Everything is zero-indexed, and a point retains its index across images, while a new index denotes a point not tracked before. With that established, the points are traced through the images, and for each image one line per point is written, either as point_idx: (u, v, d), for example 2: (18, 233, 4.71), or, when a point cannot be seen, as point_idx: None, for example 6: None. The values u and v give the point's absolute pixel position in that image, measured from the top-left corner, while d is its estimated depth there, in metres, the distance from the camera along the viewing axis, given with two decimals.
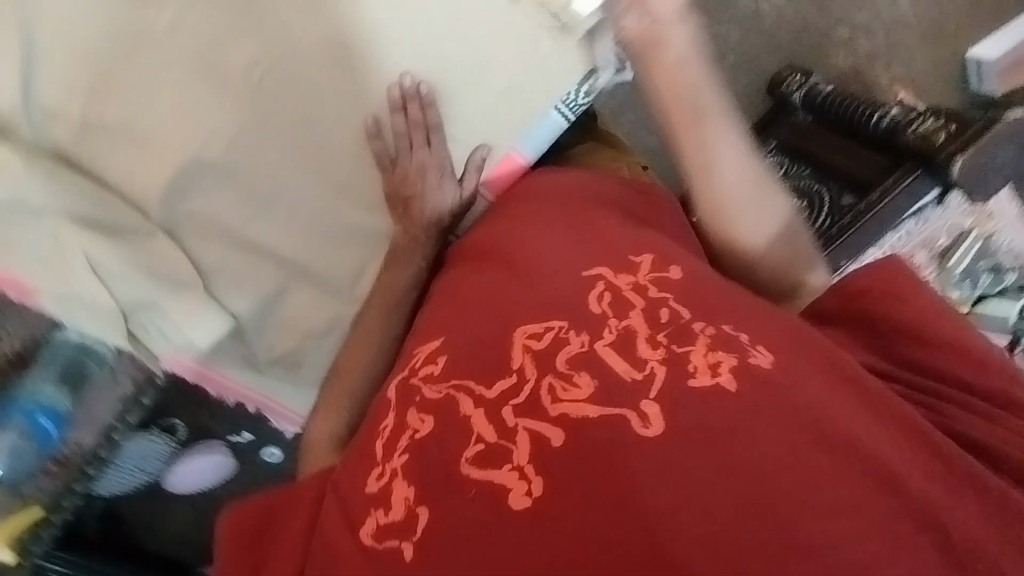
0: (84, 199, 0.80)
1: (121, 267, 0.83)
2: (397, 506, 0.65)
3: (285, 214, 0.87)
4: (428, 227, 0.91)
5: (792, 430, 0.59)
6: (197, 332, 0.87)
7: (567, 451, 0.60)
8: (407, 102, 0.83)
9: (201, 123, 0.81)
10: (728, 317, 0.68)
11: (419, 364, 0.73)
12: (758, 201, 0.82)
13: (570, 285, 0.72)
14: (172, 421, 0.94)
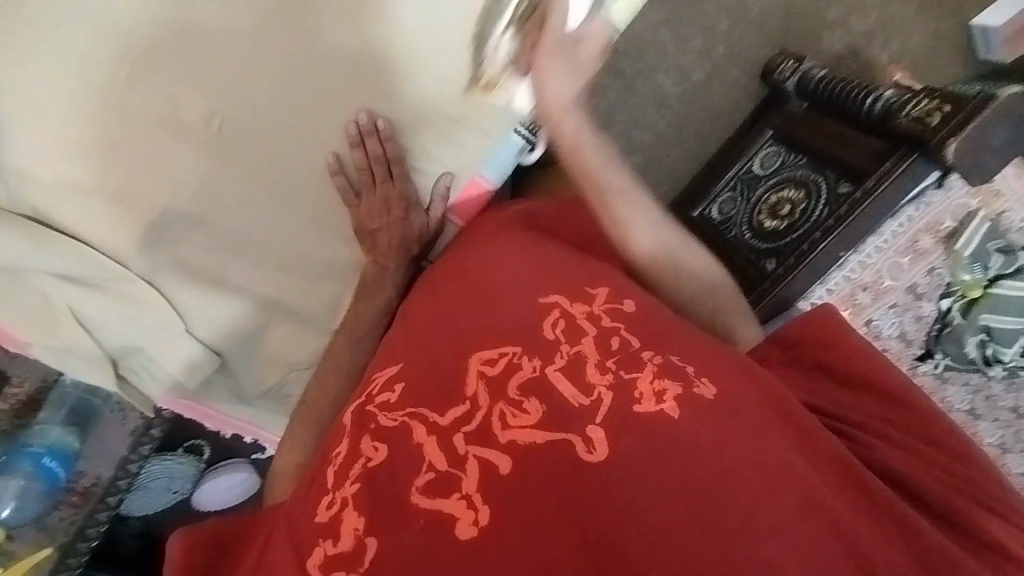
0: (66, 255, 0.73)
1: (109, 319, 0.77)
2: (344, 536, 0.60)
3: (256, 253, 0.80)
4: (399, 253, 0.85)
5: (750, 449, 0.58)
6: (187, 375, 0.82)
7: (513, 480, 0.58)
8: (364, 138, 0.76)
9: (167, 170, 0.73)
10: (678, 344, 0.66)
11: (376, 391, 0.70)
12: (671, 265, 0.78)
13: (524, 311, 0.69)
14: (195, 441, 1.27)
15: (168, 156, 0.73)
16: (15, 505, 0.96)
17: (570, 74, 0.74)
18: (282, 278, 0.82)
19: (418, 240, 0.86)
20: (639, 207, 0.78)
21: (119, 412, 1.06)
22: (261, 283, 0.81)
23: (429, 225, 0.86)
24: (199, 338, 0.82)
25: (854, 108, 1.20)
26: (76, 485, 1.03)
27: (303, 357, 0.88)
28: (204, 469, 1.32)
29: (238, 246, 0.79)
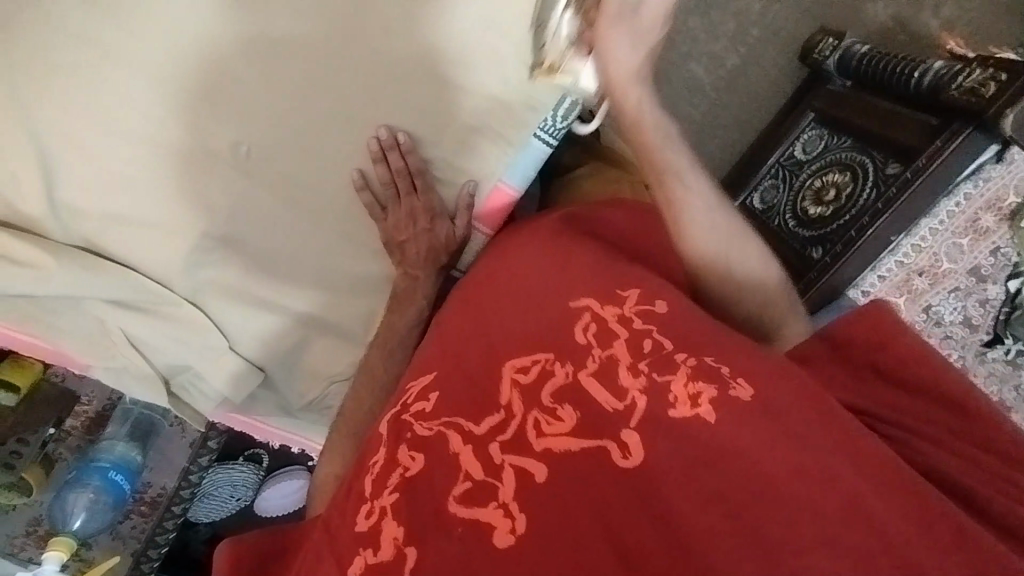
0: (114, 283, 0.78)
1: (158, 339, 0.82)
2: (383, 546, 0.58)
3: (290, 271, 0.82)
4: (429, 265, 0.86)
5: (787, 451, 0.54)
6: (231, 391, 0.86)
7: (550, 488, 0.57)
8: (386, 153, 0.77)
9: (203, 197, 0.77)
10: (714, 347, 0.62)
11: (412, 400, 0.69)
12: (728, 247, 0.76)
13: (556, 318, 0.69)
14: (256, 450, 1.37)
15: (201, 183, 0.76)
16: (87, 516, 1.03)
17: (631, 43, 0.72)
18: (316, 293, 0.84)
19: (447, 249, 0.87)
20: (699, 189, 0.76)
21: (178, 426, 1.12)
22: (296, 298, 0.84)
23: (455, 235, 0.86)
24: (242, 355, 0.86)
25: (899, 85, 1.13)
26: (144, 495, 1.10)
27: (342, 368, 0.90)
28: (264, 475, 1.38)
29: (271, 263, 0.82)
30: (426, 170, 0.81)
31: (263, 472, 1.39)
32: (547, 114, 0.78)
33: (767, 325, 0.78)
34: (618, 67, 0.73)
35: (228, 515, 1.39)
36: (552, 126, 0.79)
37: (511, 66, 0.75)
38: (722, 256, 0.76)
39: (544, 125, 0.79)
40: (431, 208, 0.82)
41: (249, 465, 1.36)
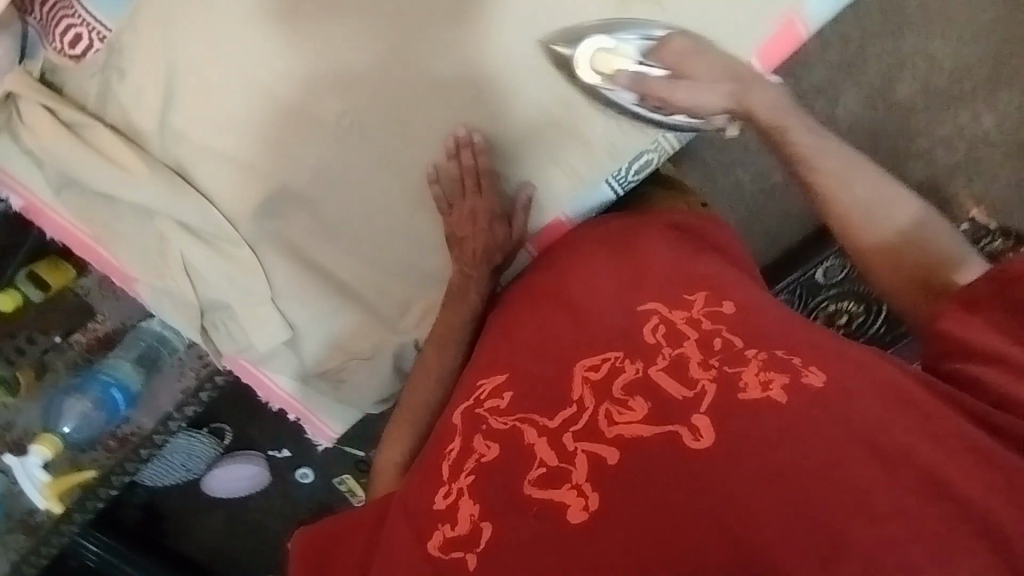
0: (192, 207, 0.82)
1: (210, 271, 0.86)
2: (461, 521, 0.65)
3: (348, 242, 0.87)
4: (482, 265, 0.86)
5: (864, 438, 0.58)
6: (261, 341, 0.89)
7: (623, 470, 0.61)
8: (459, 150, 0.83)
9: (294, 154, 0.82)
10: (782, 343, 0.66)
11: (484, 397, 0.73)
12: (865, 184, 0.78)
13: (626, 319, 0.73)
14: (220, 425, 1.37)
15: (301, 140, 0.81)
16: (76, 424, 1.04)
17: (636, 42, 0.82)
18: (374, 271, 0.89)
19: (502, 249, 0.87)
20: (839, 163, 0.78)
21: (178, 367, 1.10)
22: (348, 267, 0.88)
23: (511, 237, 0.87)
24: (280, 308, 0.89)
25: None
26: (118, 430, 1.08)
27: (367, 346, 0.92)
28: (221, 452, 1.38)
29: (340, 230, 0.86)
30: (486, 173, 0.84)
31: (222, 450, 1.39)
32: (624, 165, 0.90)
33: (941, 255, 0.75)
34: (764, 109, 0.80)
35: (173, 482, 1.37)
36: (623, 175, 0.91)
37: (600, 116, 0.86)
38: (861, 219, 0.78)
39: (618, 174, 0.91)
40: (489, 211, 0.84)
41: (210, 438, 1.35)
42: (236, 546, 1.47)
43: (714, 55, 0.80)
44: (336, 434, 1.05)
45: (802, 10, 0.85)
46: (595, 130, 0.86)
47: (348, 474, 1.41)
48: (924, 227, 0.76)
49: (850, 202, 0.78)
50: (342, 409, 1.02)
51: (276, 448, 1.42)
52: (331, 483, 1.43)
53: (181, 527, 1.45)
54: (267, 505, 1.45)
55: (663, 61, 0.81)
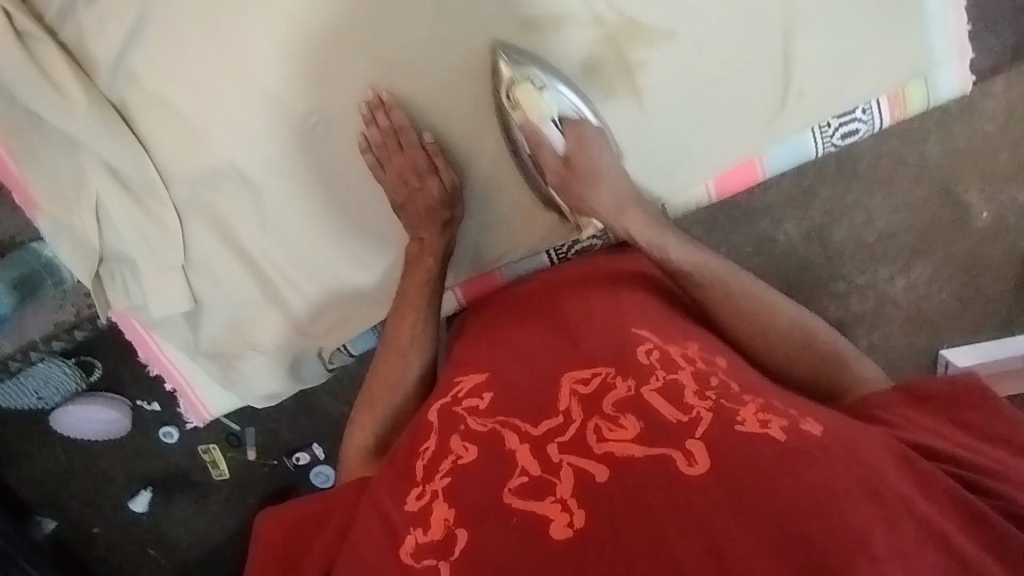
0: (123, 152, 0.77)
1: (124, 221, 0.81)
2: (433, 526, 0.57)
3: (281, 233, 0.85)
4: (432, 223, 0.80)
5: (866, 485, 0.53)
6: (159, 308, 0.85)
7: (613, 488, 0.54)
8: (374, 115, 0.78)
9: (247, 133, 0.79)
10: (777, 394, 0.63)
11: (463, 395, 0.68)
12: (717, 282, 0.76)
13: (617, 343, 0.68)
14: (89, 359, 1.16)
15: (262, 126, 0.79)
16: None
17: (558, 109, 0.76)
18: (301, 270, 0.87)
19: (449, 204, 0.81)
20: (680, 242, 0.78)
21: (60, 300, 1.01)
22: (273, 258, 0.86)
23: (448, 191, 0.81)
24: (188, 277, 0.85)
25: None
26: None
27: (270, 342, 0.91)
28: (82, 391, 1.18)
29: (281, 219, 0.84)
30: (403, 132, 0.79)
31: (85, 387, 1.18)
32: (566, 241, 0.91)
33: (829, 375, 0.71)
34: (607, 203, 0.77)
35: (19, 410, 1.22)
36: (564, 252, 0.92)
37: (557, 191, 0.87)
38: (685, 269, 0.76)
39: (559, 248, 0.91)
40: (417, 167, 0.79)
41: (76, 372, 1.16)
42: (69, 503, 1.32)
43: (604, 165, 0.77)
44: (209, 416, 0.99)
45: (763, 156, 0.84)
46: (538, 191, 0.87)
47: (216, 445, 1.29)
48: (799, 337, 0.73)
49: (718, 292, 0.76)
50: (224, 393, 0.97)
51: (145, 400, 1.22)
52: (194, 448, 1.29)
53: (12, 466, 1.28)
54: (115, 458, 1.29)
55: (567, 141, 0.77)
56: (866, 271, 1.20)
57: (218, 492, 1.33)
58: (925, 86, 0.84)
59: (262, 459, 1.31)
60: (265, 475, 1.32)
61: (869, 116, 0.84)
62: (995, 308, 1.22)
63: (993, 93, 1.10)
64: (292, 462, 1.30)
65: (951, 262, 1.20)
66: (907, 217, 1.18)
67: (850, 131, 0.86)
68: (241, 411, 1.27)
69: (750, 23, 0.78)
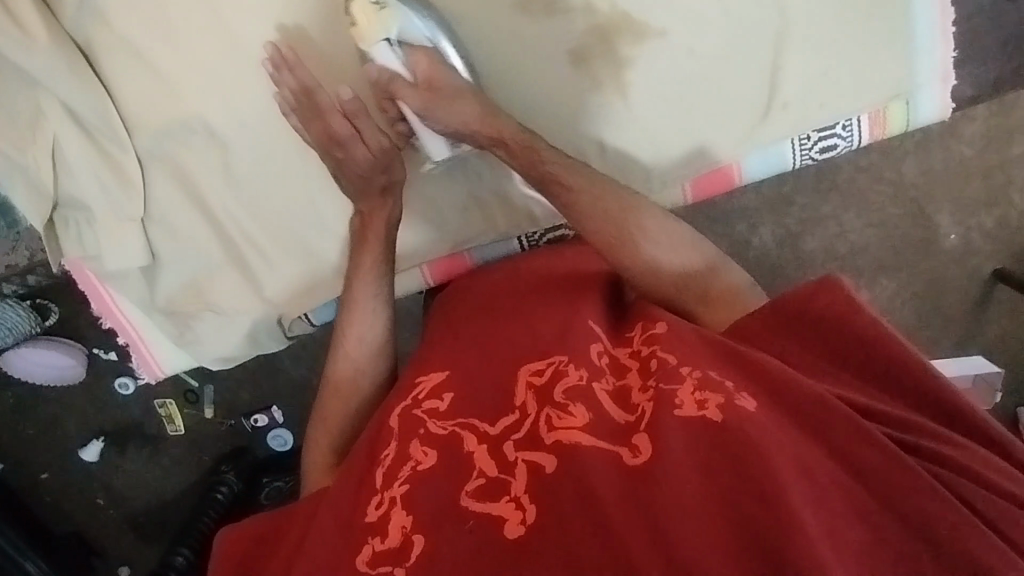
0: (88, 95, 0.74)
1: (82, 167, 0.77)
2: (391, 534, 0.56)
3: (249, 196, 0.83)
4: (370, 195, 0.74)
5: (790, 459, 0.54)
6: (114, 261, 0.82)
7: (560, 477, 0.55)
8: (280, 68, 0.70)
9: (220, 88, 0.76)
10: (715, 364, 0.63)
11: (423, 396, 0.67)
12: (623, 219, 0.74)
13: (574, 333, 0.69)
14: (45, 303, 1.12)
15: (235, 82, 0.76)
16: None
17: (401, 36, 0.69)
18: (266, 234, 0.85)
19: (383, 169, 0.72)
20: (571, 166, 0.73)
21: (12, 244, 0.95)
22: (238, 219, 0.84)
23: (376, 157, 0.71)
24: (147, 231, 0.83)
25: None
26: None
27: (229, 305, 0.89)
28: (37, 333, 1.12)
29: (248, 180, 0.82)
30: (316, 91, 0.70)
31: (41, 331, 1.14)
32: (539, 229, 0.90)
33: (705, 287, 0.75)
34: (476, 121, 0.71)
35: None
36: (535, 239, 0.91)
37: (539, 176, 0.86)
38: (590, 212, 0.73)
39: (530, 235, 0.91)
40: (336, 129, 0.70)
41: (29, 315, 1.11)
42: (13, 448, 1.29)
43: (460, 82, 0.70)
44: (161, 374, 0.97)
45: (741, 162, 0.84)
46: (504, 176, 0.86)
47: (172, 400, 1.27)
48: (684, 253, 0.75)
49: (609, 219, 0.74)
50: (178, 351, 0.95)
51: (101, 349, 1.20)
52: (149, 403, 1.27)
53: None
54: (66, 405, 1.26)
55: (413, 67, 0.69)
56: (835, 283, 1.22)
57: (170, 448, 1.31)
58: (906, 107, 0.83)
59: (219, 418, 1.29)
60: (221, 435, 1.31)
61: (850, 133, 0.84)
62: (950, 328, 1.26)
63: (974, 120, 1.13)
64: (249, 423, 1.29)
65: (916, 280, 1.23)
66: (879, 232, 1.20)
67: (830, 146, 0.85)
68: (199, 368, 1.25)
69: (741, 28, 0.77)
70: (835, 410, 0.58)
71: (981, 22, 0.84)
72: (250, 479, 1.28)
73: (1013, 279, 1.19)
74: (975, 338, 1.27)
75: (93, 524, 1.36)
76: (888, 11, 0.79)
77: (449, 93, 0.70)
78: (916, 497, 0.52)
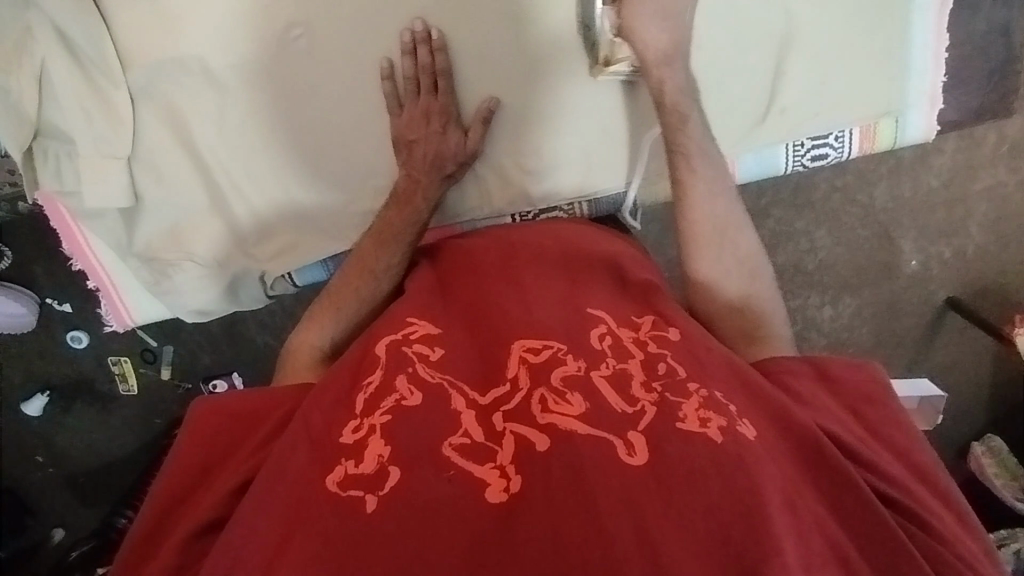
0: (84, 25, 0.71)
1: (69, 100, 0.74)
2: (366, 460, 0.59)
3: (244, 143, 0.81)
4: (433, 171, 0.80)
5: (780, 490, 0.56)
6: (93, 199, 0.79)
7: (550, 457, 0.56)
8: (416, 47, 0.77)
9: (226, 30, 0.74)
10: (721, 383, 0.64)
11: (414, 339, 0.69)
12: (722, 237, 0.76)
13: (577, 318, 0.69)
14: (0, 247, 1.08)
15: (235, 29, 0.74)
16: None
17: None
18: (257, 187, 0.83)
19: (457, 163, 0.82)
20: (708, 148, 0.76)
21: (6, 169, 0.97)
22: (231, 170, 0.82)
23: (465, 151, 0.81)
24: (132, 170, 0.80)
25: None
26: None
27: (208, 254, 0.85)
28: None
29: (242, 126, 0.80)
30: (441, 75, 0.79)
31: None
32: (531, 210, 0.90)
33: (760, 331, 0.76)
34: (652, 50, 0.72)
35: None
36: (525, 217, 0.92)
37: (546, 153, 0.86)
38: (701, 204, 0.76)
39: (523, 214, 0.91)
40: (445, 113, 0.79)
41: None
42: None
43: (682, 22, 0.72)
44: (131, 323, 0.94)
45: (735, 162, 0.86)
46: (500, 149, 0.85)
47: (127, 358, 1.22)
48: (760, 287, 0.77)
49: (710, 222, 0.76)
50: (149, 300, 0.92)
51: (56, 299, 1.15)
52: (103, 359, 1.22)
53: None
54: (10, 356, 1.20)
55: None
56: (798, 296, 1.28)
57: (122, 407, 1.27)
58: (895, 125, 0.87)
59: (175, 380, 1.25)
60: (176, 398, 1.26)
61: (840, 144, 0.87)
62: (900, 349, 1.34)
63: (942, 152, 1.18)
64: (208, 388, 1.26)
65: (874, 302, 1.29)
66: (846, 251, 1.24)
67: (820, 155, 0.88)
68: (161, 327, 1.21)
69: (751, 32, 0.79)
70: (830, 454, 0.61)
71: (971, 51, 0.87)
72: None
73: (963, 308, 1.25)
74: (922, 362, 1.35)
75: (34, 480, 1.31)
76: (886, 34, 0.82)
77: (666, 26, 0.72)
78: (889, 555, 0.57)
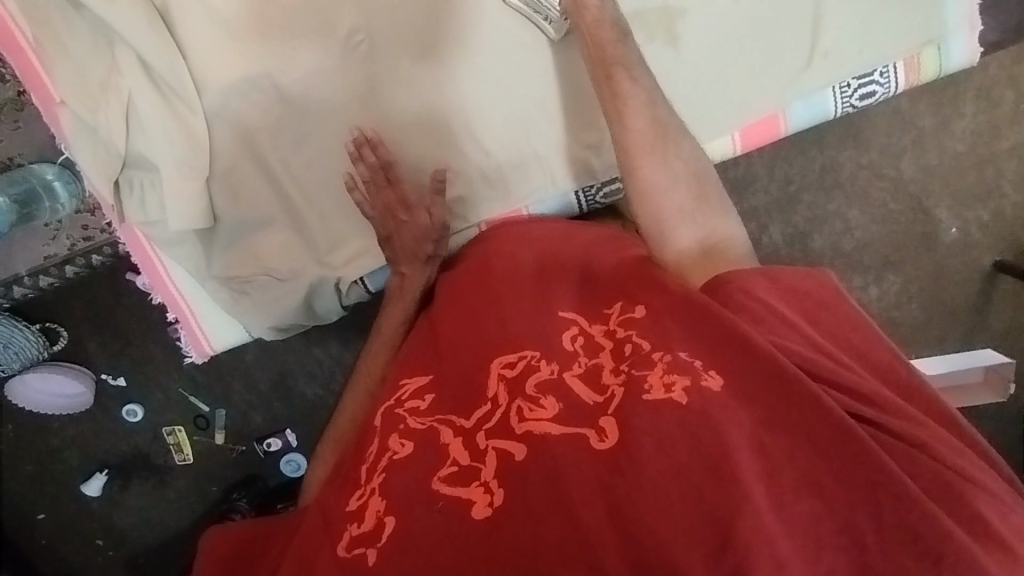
0: (165, 54, 0.76)
1: (154, 127, 0.78)
2: (367, 518, 0.56)
3: (311, 152, 0.84)
4: (414, 261, 0.79)
5: (743, 432, 0.52)
6: (176, 220, 0.81)
7: (530, 465, 0.53)
8: (361, 152, 0.76)
9: (292, 50, 0.80)
10: (687, 341, 0.59)
11: (405, 397, 0.64)
12: (666, 144, 0.74)
13: (540, 324, 0.65)
14: (56, 326, 1.11)
15: (301, 40, 0.80)
16: None
17: None
18: (327, 195, 0.87)
19: (434, 240, 0.79)
20: (634, 57, 0.75)
21: (79, 222, 1.01)
22: (300, 179, 0.85)
23: (437, 226, 0.79)
24: (210, 190, 0.82)
25: None
26: None
27: (287, 267, 0.88)
28: (43, 360, 1.11)
29: (302, 138, 0.83)
30: (391, 165, 0.77)
31: (47, 357, 1.12)
32: (594, 184, 0.91)
33: (706, 239, 0.72)
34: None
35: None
36: (591, 195, 0.92)
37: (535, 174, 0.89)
38: (636, 114, 0.74)
39: (587, 190, 0.92)
40: (406, 200, 0.78)
41: (38, 339, 1.10)
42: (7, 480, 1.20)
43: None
44: (211, 352, 0.95)
45: (786, 112, 0.88)
46: (546, 145, 0.88)
47: (181, 427, 1.20)
48: (704, 189, 0.74)
49: (649, 129, 0.74)
50: (229, 325, 0.94)
51: (111, 373, 1.16)
52: (158, 429, 1.20)
53: None
54: (69, 437, 1.20)
55: None
56: (843, 279, 1.23)
57: (177, 479, 1.22)
58: (938, 53, 0.90)
59: (229, 444, 1.22)
60: (232, 463, 1.23)
61: (887, 80, 0.89)
62: (955, 322, 1.27)
63: (963, 114, 1.17)
64: (262, 448, 1.22)
65: (920, 275, 1.24)
66: (883, 228, 1.22)
67: (868, 93, 0.90)
68: (209, 388, 1.19)
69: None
70: (790, 373, 0.55)
71: None
72: (263, 506, 1.20)
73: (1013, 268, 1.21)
74: (982, 334, 1.28)
75: (94, 567, 1.25)
76: None
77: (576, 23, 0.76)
78: (862, 469, 0.50)
